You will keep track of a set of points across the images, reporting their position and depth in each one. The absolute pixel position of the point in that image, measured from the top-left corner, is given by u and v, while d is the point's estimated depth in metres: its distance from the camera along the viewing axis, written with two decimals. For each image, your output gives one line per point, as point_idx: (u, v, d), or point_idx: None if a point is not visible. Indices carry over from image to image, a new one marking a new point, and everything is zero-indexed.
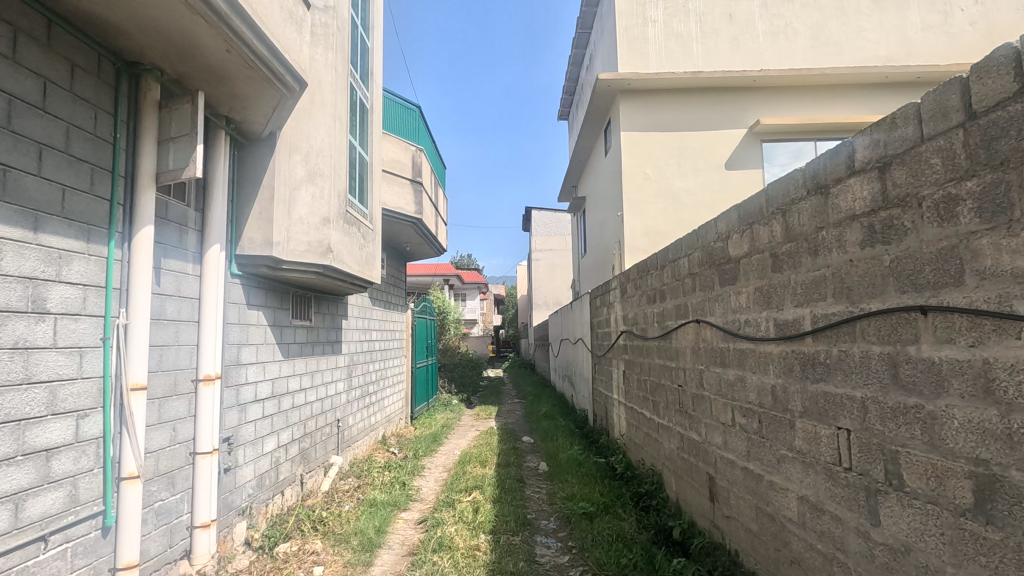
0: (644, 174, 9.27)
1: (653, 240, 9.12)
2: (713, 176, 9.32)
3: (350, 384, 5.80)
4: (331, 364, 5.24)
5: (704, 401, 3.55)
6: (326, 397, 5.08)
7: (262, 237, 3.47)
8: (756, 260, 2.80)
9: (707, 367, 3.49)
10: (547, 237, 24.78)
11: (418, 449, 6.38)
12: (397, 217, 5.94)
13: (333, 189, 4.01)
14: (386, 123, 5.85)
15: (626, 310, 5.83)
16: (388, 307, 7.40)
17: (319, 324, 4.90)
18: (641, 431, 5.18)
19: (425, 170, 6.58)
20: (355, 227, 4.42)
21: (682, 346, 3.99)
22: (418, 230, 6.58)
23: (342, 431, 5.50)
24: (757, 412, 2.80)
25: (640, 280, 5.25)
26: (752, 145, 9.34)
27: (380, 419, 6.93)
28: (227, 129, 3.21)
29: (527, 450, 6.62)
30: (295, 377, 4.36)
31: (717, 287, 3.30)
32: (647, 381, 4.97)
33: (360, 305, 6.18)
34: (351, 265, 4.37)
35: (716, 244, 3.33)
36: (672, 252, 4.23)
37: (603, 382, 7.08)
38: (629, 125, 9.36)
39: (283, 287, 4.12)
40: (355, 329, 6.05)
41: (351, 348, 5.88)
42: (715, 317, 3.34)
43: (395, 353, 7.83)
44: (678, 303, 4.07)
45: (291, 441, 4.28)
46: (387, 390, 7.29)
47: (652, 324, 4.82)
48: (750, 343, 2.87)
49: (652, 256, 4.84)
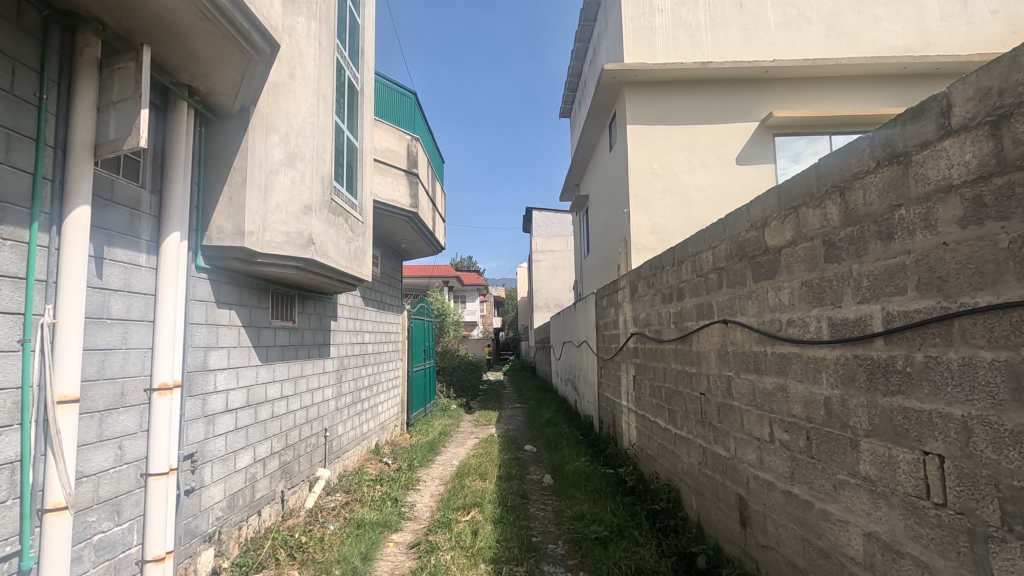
0: (651, 170, 8.87)
1: (661, 238, 8.72)
2: (723, 171, 8.92)
3: (339, 390, 5.37)
4: (318, 369, 4.82)
5: (732, 411, 3.14)
6: (312, 405, 4.65)
7: (233, 226, 3.06)
8: (803, 249, 2.39)
9: (737, 374, 3.08)
10: (548, 237, 24.38)
11: (413, 460, 5.96)
12: (391, 211, 5.53)
13: (316, 174, 3.60)
14: (378, 109, 5.44)
15: (637, 310, 5.42)
16: (382, 308, 6.97)
17: (303, 325, 4.49)
18: (654, 441, 4.77)
19: (421, 161, 6.17)
20: (342, 218, 4.02)
21: (705, 350, 3.58)
22: (414, 225, 6.17)
23: (330, 441, 5.08)
24: (804, 428, 2.39)
25: (653, 278, 4.83)
26: (764, 139, 8.94)
27: (373, 427, 6.50)
28: (189, 100, 2.80)
29: (530, 461, 6.20)
30: (275, 383, 3.94)
31: (750, 283, 2.90)
32: (662, 388, 4.56)
33: (352, 305, 5.76)
34: (337, 260, 3.96)
35: (749, 234, 2.92)
36: (692, 245, 3.82)
37: (610, 387, 6.67)
38: (635, 119, 8.96)
39: (262, 284, 3.71)
40: (346, 330, 5.63)
41: (341, 352, 5.46)
42: (747, 315, 2.93)
43: (390, 357, 7.41)
44: (700, 302, 3.66)
45: (271, 455, 3.85)
46: (380, 396, 6.87)
47: (668, 325, 4.40)
48: (795, 347, 2.45)
49: (667, 252, 4.43)
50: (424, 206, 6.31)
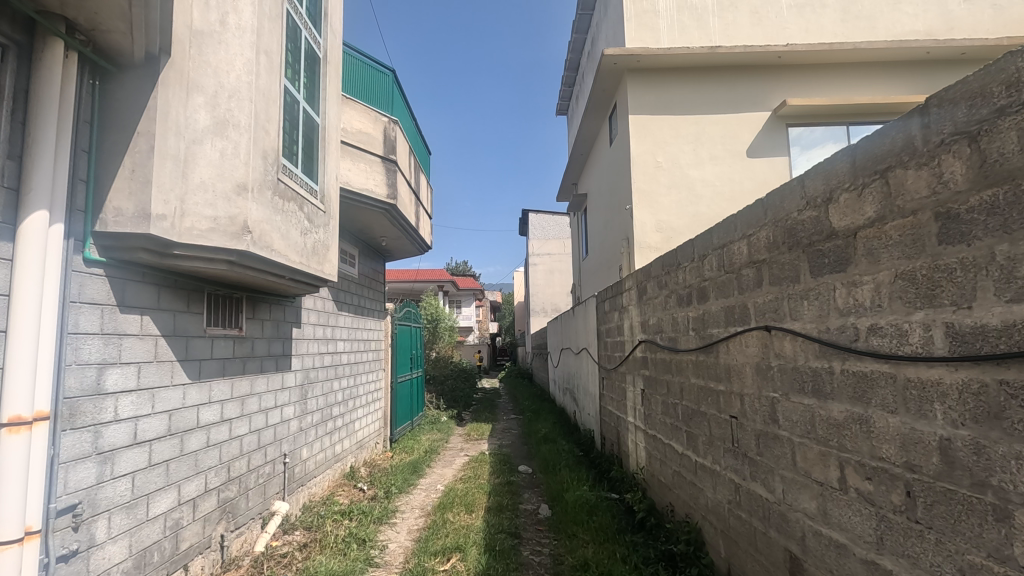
0: (655, 163, 8.22)
1: (666, 237, 8.06)
2: (733, 165, 8.27)
3: (303, 408, 4.65)
4: (276, 384, 4.12)
5: (778, 443, 2.46)
6: (266, 428, 3.95)
7: (135, 208, 2.36)
8: (896, 230, 1.72)
9: (785, 396, 2.40)
10: (544, 240, 23.73)
11: (391, 486, 5.25)
12: (364, 201, 4.85)
13: (257, 148, 2.91)
14: (349, 85, 4.77)
15: (645, 315, 4.74)
16: (357, 312, 6.24)
17: (253, 334, 3.78)
18: (668, 468, 4.09)
19: (401, 147, 5.49)
20: (294, 204, 3.33)
21: (736, 363, 2.90)
22: (393, 219, 5.49)
23: (291, 468, 4.36)
24: (901, 479, 1.70)
25: (666, 276, 4.16)
26: (777, 130, 8.31)
27: (348, 446, 5.79)
28: (66, 38, 2.12)
29: (524, 485, 5.52)
30: (211, 405, 3.22)
31: (805, 280, 2.23)
32: (678, 406, 3.89)
33: (320, 310, 5.05)
34: (288, 255, 3.26)
35: (805, 216, 2.25)
36: (718, 235, 3.16)
37: (614, 401, 5.99)
38: (637, 108, 8.32)
39: (192, 283, 3.02)
40: (314, 339, 4.92)
41: (306, 363, 4.74)
42: (803, 320, 2.25)
43: (368, 367, 6.70)
44: (730, 304, 2.98)
45: (206, 492, 3.15)
46: (357, 412, 6.16)
47: (685, 332, 3.72)
48: (885, 365, 1.77)
49: (684, 246, 3.76)
50: (404, 198, 5.65)
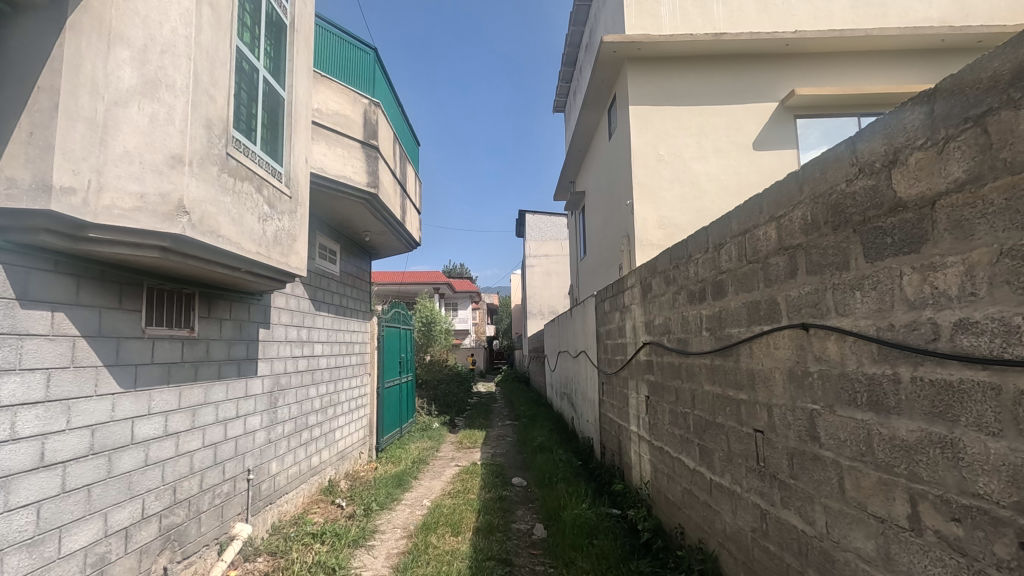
0: (657, 156, 7.81)
1: (668, 234, 7.64)
2: (739, 158, 7.87)
3: (272, 418, 4.19)
4: (238, 391, 3.67)
5: (820, 466, 2.03)
6: (225, 441, 3.49)
7: (33, 179, 1.92)
8: (1000, 193, 1.30)
9: (828, 410, 1.98)
10: (541, 241, 23.30)
11: (371, 502, 4.80)
12: (340, 190, 4.42)
13: (199, 116, 2.47)
14: (323, 62, 4.34)
15: (651, 314, 4.31)
16: (338, 313, 5.80)
17: (208, 335, 3.34)
18: (677, 485, 3.67)
19: (384, 132, 5.06)
20: (250, 185, 2.89)
21: (763, 369, 2.47)
22: (375, 211, 5.06)
23: (257, 485, 3.90)
24: (1009, 526, 1.28)
25: (674, 271, 3.73)
26: (785, 122, 7.91)
27: (326, 457, 5.34)
28: None
29: (518, 500, 5.09)
30: (151, 417, 2.77)
31: (856, 267, 1.81)
32: (688, 416, 3.46)
33: (293, 309, 4.61)
34: (243, 244, 2.83)
35: (856, 189, 1.82)
36: (739, 219, 2.73)
37: (615, 408, 5.56)
38: (638, 99, 7.91)
39: (123, 275, 2.58)
40: (286, 342, 4.48)
41: (276, 368, 4.29)
42: (855, 315, 1.82)
43: (351, 373, 6.25)
44: (753, 299, 2.56)
45: (143, 520, 2.71)
46: (337, 420, 5.71)
47: (698, 333, 3.29)
48: (981, 373, 1.34)
49: (695, 235, 3.33)
50: (388, 189, 5.24)
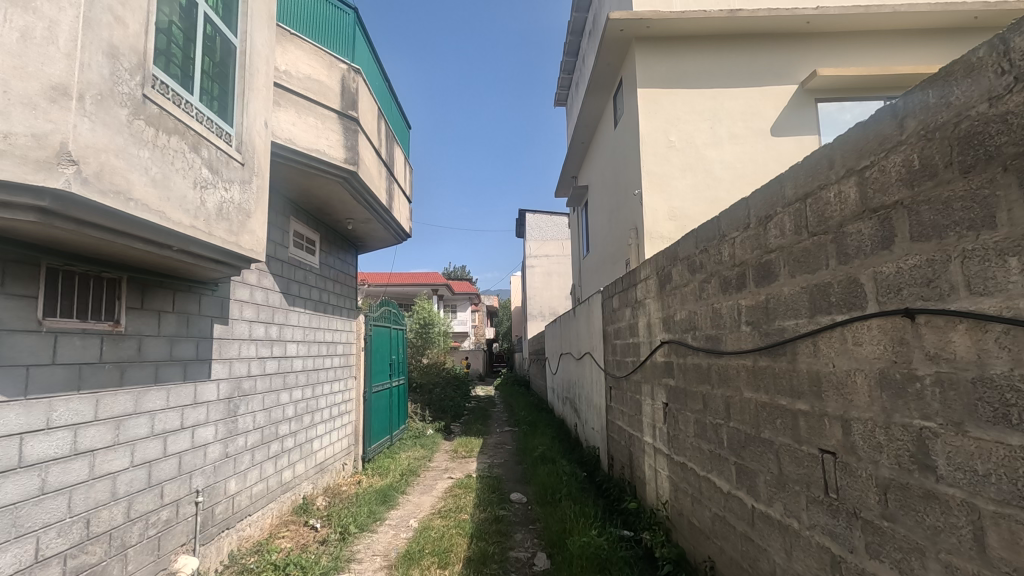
0: (668, 142, 7.25)
1: (680, 226, 7.07)
2: (756, 145, 7.31)
3: (232, 429, 3.60)
4: (183, 398, 3.09)
5: (937, 509, 1.45)
6: (164, 459, 2.90)
7: None
8: None
9: (952, 431, 1.40)
10: (541, 241, 22.73)
11: (349, 524, 4.20)
12: (313, 167, 3.85)
13: (102, 40, 1.89)
14: (291, 20, 3.79)
15: (670, 309, 3.74)
16: (316, 310, 5.23)
17: (142, 330, 2.76)
18: (706, 510, 3.09)
19: (366, 104, 4.50)
20: (183, 142, 2.32)
21: (835, 372, 1.89)
22: (356, 193, 4.49)
23: (209, 508, 3.31)
24: None
25: (702, 256, 3.15)
26: (806, 106, 7.34)
27: (301, 471, 4.75)
28: None
29: (517, 520, 4.51)
30: (51, 434, 2.20)
31: (1010, 224, 1.24)
32: (721, 429, 2.88)
33: (259, 304, 4.03)
34: (173, 215, 2.25)
35: (1008, 111, 1.25)
36: (796, 182, 2.16)
37: (625, 415, 4.99)
38: (647, 81, 7.34)
39: (7, 251, 2.02)
40: (250, 341, 3.89)
41: (237, 371, 3.70)
42: (1009, 293, 1.24)
43: (332, 377, 5.66)
44: (818, 282, 1.99)
45: (38, 564, 2.13)
46: (315, 429, 5.11)
47: (735, 328, 2.71)
48: None
49: (730, 210, 2.76)
50: (372, 170, 4.67)
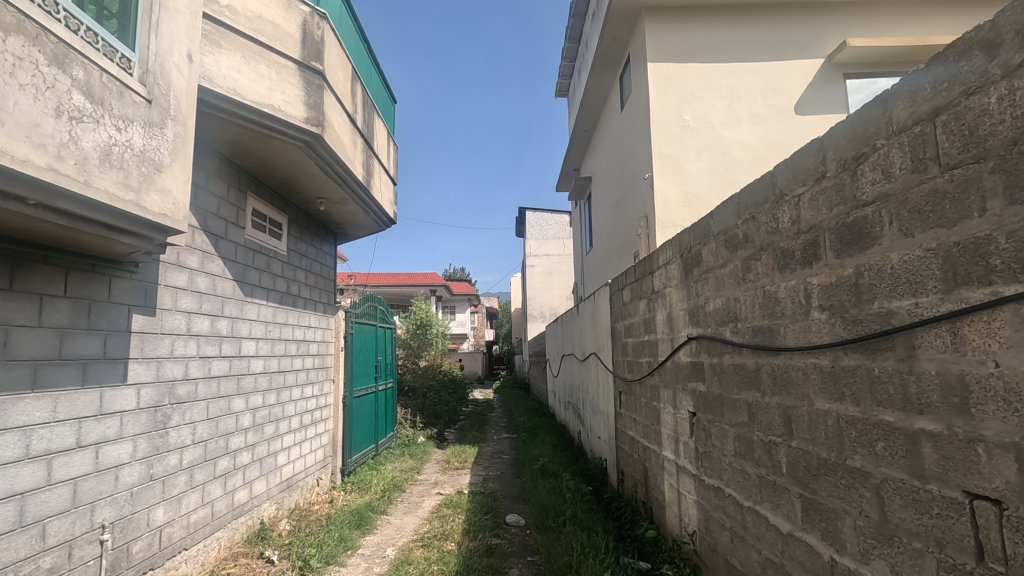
0: (681, 121, 6.56)
1: (695, 213, 6.40)
2: (778, 123, 6.63)
3: (160, 447, 2.92)
4: (84, 408, 2.41)
5: None
6: (47, 490, 2.22)
7: None
8: None
9: None
10: (542, 241, 22.09)
11: (310, 556, 3.52)
12: (265, 127, 3.19)
13: None
14: None
15: (700, 298, 3.05)
16: (282, 303, 4.54)
17: (12, 321, 2.10)
18: (754, 553, 2.41)
19: (333, 58, 3.83)
20: (28, 49, 1.65)
21: (1000, 376, 1.21)
22: (323, 163, 3.82)
23: (123, 548, 2.62)
24: None
25: (748, 226, 2.47)
26: (833, 81, 6.65)
27: (261, 490, 4.06)
28: None
29: (513, 551, 3.82)
30: None
31: None
32: (777, 450, 2.20)
33: (202, 292, 3.34)
34: (16, 151, 1.59)
35: None
36: (912, 97, 1.48)
37: (640, 424, 4.32)
38: (658, 53, 6.67)
39: None
40: (189, 337, 3.20)
41: (170, 374, 3.00)
42: None
43: (304, 381, 4.97)
44: (962, 238, 1.31)
45: None
46: (281, 441, 4.42)
47: (799, 316, 2.04)
48: None
49: (791, 160, 2.09)
50: (343, 138, 4.01)
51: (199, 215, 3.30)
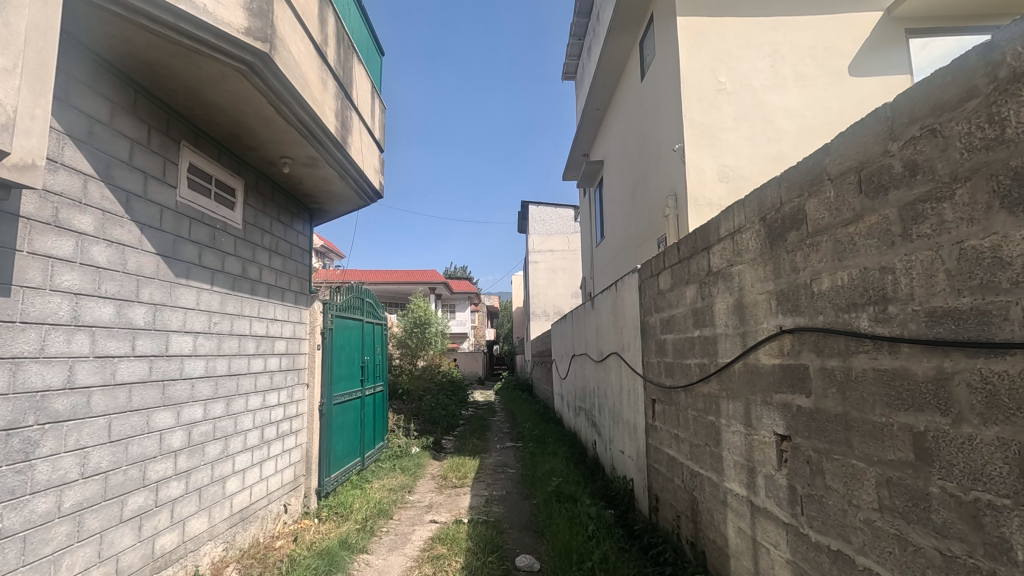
0: (717, 84, 5.61)
1: (733, 190, 5.49)
2: (830, 87, 5.71)
3: (21, 489, 2.00)
4: None
5: None
6: None
7: None
8: None
9: None
10: (546, 237, 21.17)
11: None
12: (184, 32, 2.28)
13: None
14: None
15: (802, 274, 2.12)
16: (234, 289, 3.60)
17: None
18: None
19: None
20: None
21: None
22: (277, 100, 2.91)
23: None
24: None
25: (917, 149, 1.55)
26: (891, 39, 5.72)
27: (200, 529, 3.13)
28: None
29: None
30: None
31: None
32: (1000, 520, 1.28)
33: (102, 268, 2.42)
34: None
35: None
36: None
37: (686, 442, 3.40)
38: (690, 6, 5.73)
39: None
40: (78, 329, 2.28)
41: (38, 382, 2.08)
42: None
43: (266, 387, 4.03)
44: None
45: None
46: (231, 463, 3.49)
47: None
48: None
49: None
50: (306, 71, 3.11)
51: (97, 160, 2.39)
